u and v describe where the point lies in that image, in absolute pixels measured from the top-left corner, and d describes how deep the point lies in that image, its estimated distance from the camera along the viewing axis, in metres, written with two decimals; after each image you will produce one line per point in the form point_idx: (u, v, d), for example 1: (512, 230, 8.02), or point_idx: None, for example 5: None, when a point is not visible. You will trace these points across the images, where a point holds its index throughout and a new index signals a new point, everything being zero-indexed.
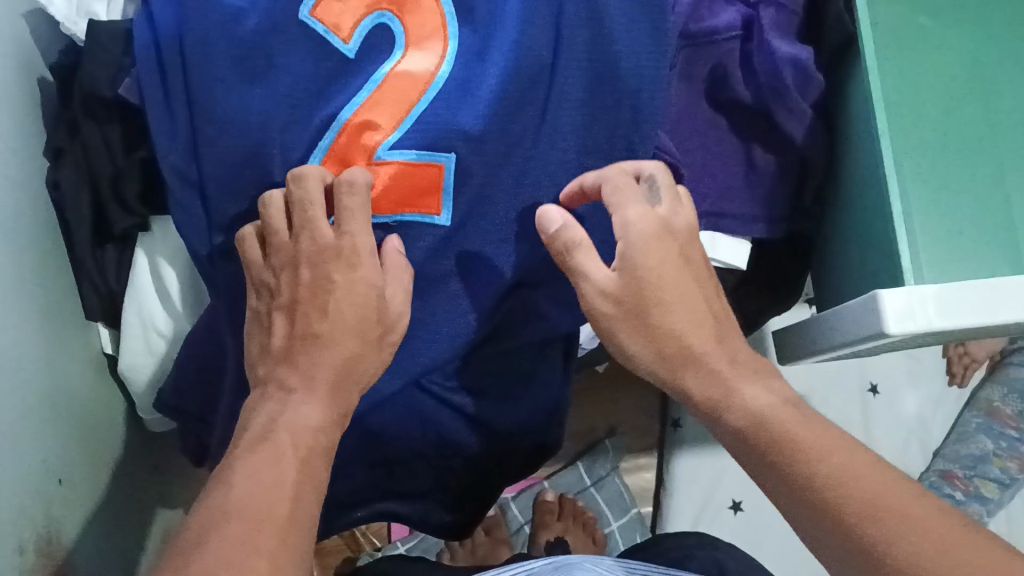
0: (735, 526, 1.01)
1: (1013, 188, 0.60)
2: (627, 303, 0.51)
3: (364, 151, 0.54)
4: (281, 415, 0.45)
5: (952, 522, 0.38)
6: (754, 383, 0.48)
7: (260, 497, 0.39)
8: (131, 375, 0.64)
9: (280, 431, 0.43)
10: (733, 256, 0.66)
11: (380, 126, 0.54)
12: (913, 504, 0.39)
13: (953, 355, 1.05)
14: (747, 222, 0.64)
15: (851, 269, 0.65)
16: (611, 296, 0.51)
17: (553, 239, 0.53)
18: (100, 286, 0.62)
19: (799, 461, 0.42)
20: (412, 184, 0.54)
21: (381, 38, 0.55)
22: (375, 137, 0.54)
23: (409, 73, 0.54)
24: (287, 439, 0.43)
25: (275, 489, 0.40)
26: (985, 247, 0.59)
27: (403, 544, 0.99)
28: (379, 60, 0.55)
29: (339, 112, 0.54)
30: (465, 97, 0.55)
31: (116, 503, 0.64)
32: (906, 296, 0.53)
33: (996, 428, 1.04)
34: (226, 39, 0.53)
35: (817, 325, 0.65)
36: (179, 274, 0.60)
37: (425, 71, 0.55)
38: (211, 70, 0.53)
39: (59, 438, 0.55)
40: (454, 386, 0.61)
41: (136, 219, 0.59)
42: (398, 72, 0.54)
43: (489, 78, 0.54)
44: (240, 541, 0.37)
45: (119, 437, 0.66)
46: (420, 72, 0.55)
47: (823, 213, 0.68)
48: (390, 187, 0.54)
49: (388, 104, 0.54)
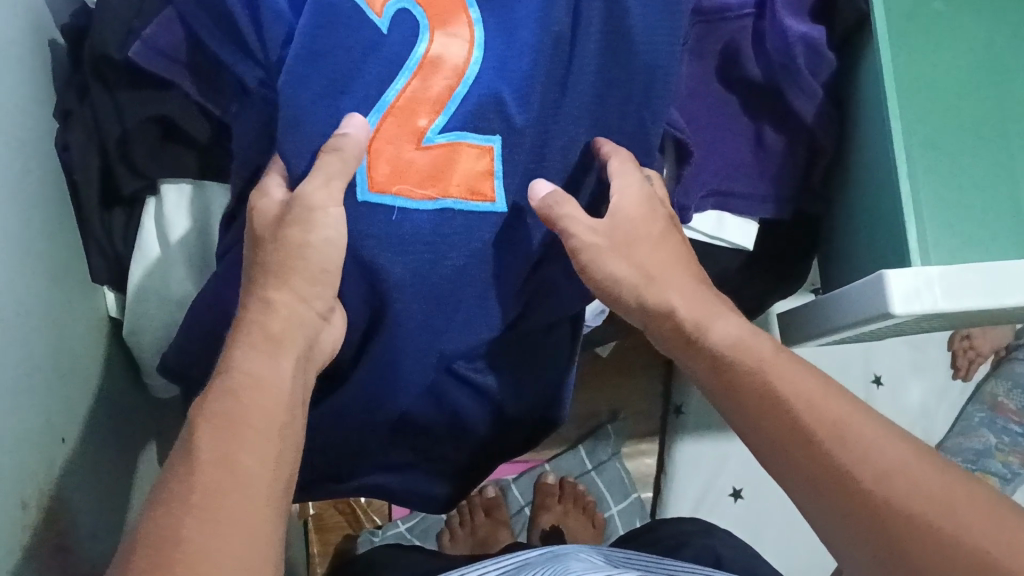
0: (735, 514, 1.01)
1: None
2: (614, 236, 0.52)
3: (414, 135, 0.52)
4: (249, 341, 0.44)
5: (936, 465, 0.37)
6: (737, 321, 0.48)
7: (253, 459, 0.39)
8: (135, 340, 0.64)
9: (246, 363, 0.43)
10: (740, 236, 0.67)
11: (423, 109, 0.52)
12: (887, 441, 0.38)
13: (957, 348, 1.05)
14: (755, 202, 0.65)
15: (857, 252, 0.65)
16: (599, 232, 0.52)
17: (539, 197, 0.52)
18: (108, 250, 0.63)
19: (773, 401, 0.42)
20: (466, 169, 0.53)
21: (404, 23, 0.53)
22: (421, 121, 0.52)
23: (441, 59, 0.53)
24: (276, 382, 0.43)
25: (254, 431, 0.40)
26: (993, 233, 0.59)
27: (404, 523, 0.99)
28: (410, 44, 0.52)
29: (384, 92, 0.52)
30: (502, 78, 0.53)
31: (119, 468, 0.64)
32: (913, 277, 0.53)
33: (999, 422, 1.05)
34: (316, 72, 0.50)
35: (821, 308, 0.65)
36: (186, 238, 0.61)
37: (457, 58, 0.53)
38: (298, 96, 0.50)
39: (61, 397, 0.55)
40: (478, 366, 0.61)
41: (143, 181, 0.59)
42: (432, 57, 0.53)
43: (522, 56, 0.53)
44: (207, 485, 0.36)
45: (123, 403, 0.67)
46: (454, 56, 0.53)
47: (830, 196, 0.68)
48: (451, 170, 0.53)
49: (427, 92, 0.52)
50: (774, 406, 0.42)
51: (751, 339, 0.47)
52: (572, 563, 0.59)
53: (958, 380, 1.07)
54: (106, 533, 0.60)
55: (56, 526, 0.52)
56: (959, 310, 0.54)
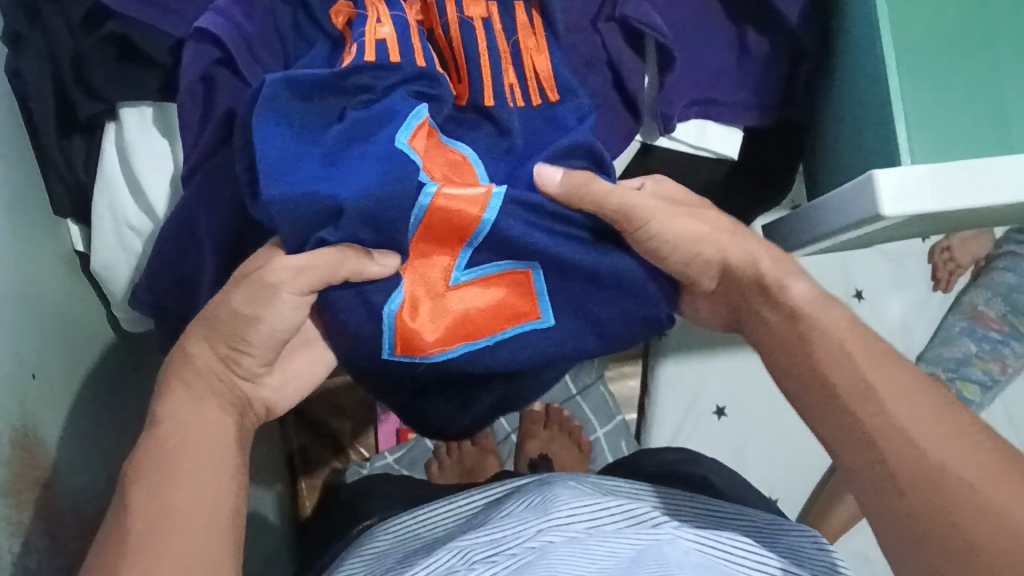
0: (720, 430, 1.02)
1: (1008, 72, 0.57)
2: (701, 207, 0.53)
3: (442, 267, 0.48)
4: (187, 384, 0.46)
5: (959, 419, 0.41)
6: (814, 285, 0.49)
7: (197, 503, 0.42)
8: (106, 274, 0.61)
9: (179, 411, 0.45)
10: (724, 145, 0.65)
11: (465, 202, 0.45)
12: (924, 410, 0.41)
13: (938, 261, 1.06)
14: (738, 110, 0.63)
15: (842, 157, 0.64)
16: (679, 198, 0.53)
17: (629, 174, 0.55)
18: (67, 175, 0.59)
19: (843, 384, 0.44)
20: (500, 308, 0.50)
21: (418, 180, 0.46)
22: (467, 211, 0.45)
23: (453, 196, 0.45)
24: (213, 417, 0.46)
25: (191, 475, 0.43)
26: (972, 131, 0.56)
27: (391, 455, 0.99)
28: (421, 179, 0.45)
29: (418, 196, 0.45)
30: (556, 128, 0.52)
31: (100, 404, 0.63)
32: (901, 177, 0.52)
33: (980, 331, 1.04)
34: (313, 177, 0.43)
35: (808, 215, 0.64)
36: (150, 166, 0.58)
37: (470, 209, 0.45)
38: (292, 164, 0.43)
39: (32, 334, 0.53)
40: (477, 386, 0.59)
41: (103, 106, 0.55)
42: (442, 195, 0.45)
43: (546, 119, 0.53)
44: (143, 531, 0.40)
45: (99, 339, 0.65)
46: (484, 188, 0.46)
47: (815, 102, 0.67)
48: (482, 318, 0.50)
49: (456, 199, 0.45)
50: (815, 364, 0.46)
51: (822, 301, 0.48)
52: (560, 494, 0.58)
53: (938, 291, 1.08)
54: (92, 469, 0.59)
55: (34, 465, 0.51)
56: (946, 211, 0.53)
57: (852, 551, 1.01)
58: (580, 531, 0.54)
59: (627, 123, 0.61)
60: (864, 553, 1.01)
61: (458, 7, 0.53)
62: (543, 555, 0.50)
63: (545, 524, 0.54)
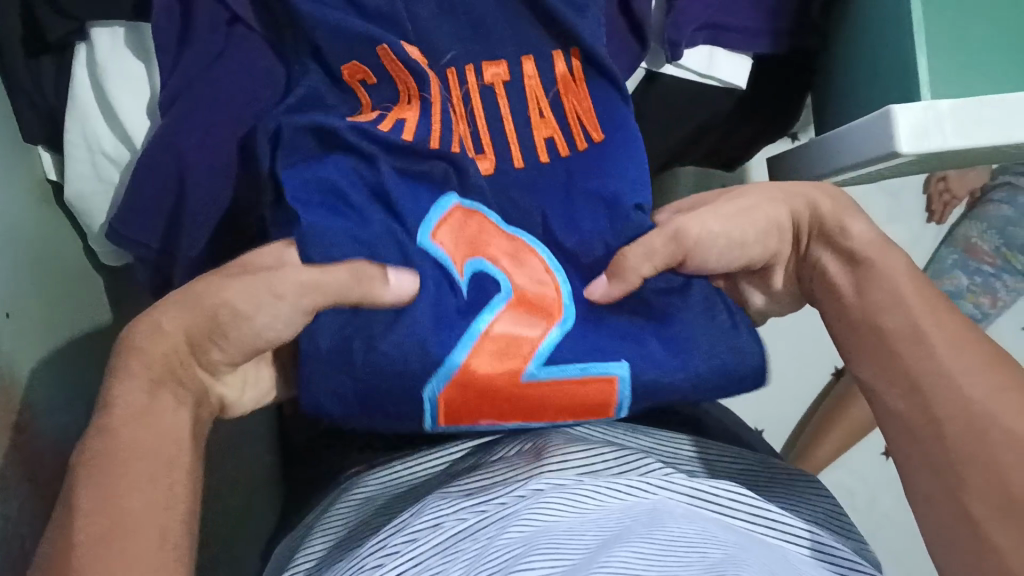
0: None
1: None
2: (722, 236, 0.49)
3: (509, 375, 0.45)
4: (132, 376, 0.37)
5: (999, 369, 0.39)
6: (873, 224, 0.47)
7: (157, 504, 0.34)
8: (82, 205, 0.58)
9: (151, 354, 0.38)
10: (733, 74, 0.61)
11: (514, 351, 0.45)
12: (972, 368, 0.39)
13: (933, 192, 1.04)
14: (748, 36, 0.60)
15: (855, 90, 0.61)
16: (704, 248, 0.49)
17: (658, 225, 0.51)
18: (38, 102, 0.55)
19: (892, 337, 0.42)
20: (578, 401, 0.47)
21: (480, 287, 0.46)
22: (519, 359, 0.45)
23: (509, 333, 0.45)
24: (168, 416, 0.37)
25: (143, 466, 0.35)
26: (992, 56, 0.53)
27: None
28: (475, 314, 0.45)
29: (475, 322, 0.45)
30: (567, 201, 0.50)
31: (78, 341, 0.60)
32: (921, 112, 0.50)
33: (972, 265, 1.02)
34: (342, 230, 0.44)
35: (821, 150, 0.61)
36: (125, 91, 0.54)
37: (531, 337, 0.46)
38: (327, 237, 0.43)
39: (3, 268, 0.50)
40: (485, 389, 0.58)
41: (72, 24, 0.51)
42: (493, 333, 0.45)
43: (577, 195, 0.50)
44: (85, 549, 0.32)
45: (75, 271, 0.62)
46: (542, 328, 0.46)
47: (828, 28, 0.63)
48: (547, 405, 0.47)
49: (488, 355, 0.45)
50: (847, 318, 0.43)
51: (885, 245, 0.46)
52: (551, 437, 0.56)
53: (932, 223, 1.07)
54: (70, 410, 0.56)
55: (8, 405, 0.48)
56: (966, 149, 0.50)
57: (834, 483, 1.01)
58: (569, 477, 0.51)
59: (632, 49, 0.58)
60: (846, 484, 1.01)
61: (480, 75, 0.52)
62: (524, 502, 0.48)
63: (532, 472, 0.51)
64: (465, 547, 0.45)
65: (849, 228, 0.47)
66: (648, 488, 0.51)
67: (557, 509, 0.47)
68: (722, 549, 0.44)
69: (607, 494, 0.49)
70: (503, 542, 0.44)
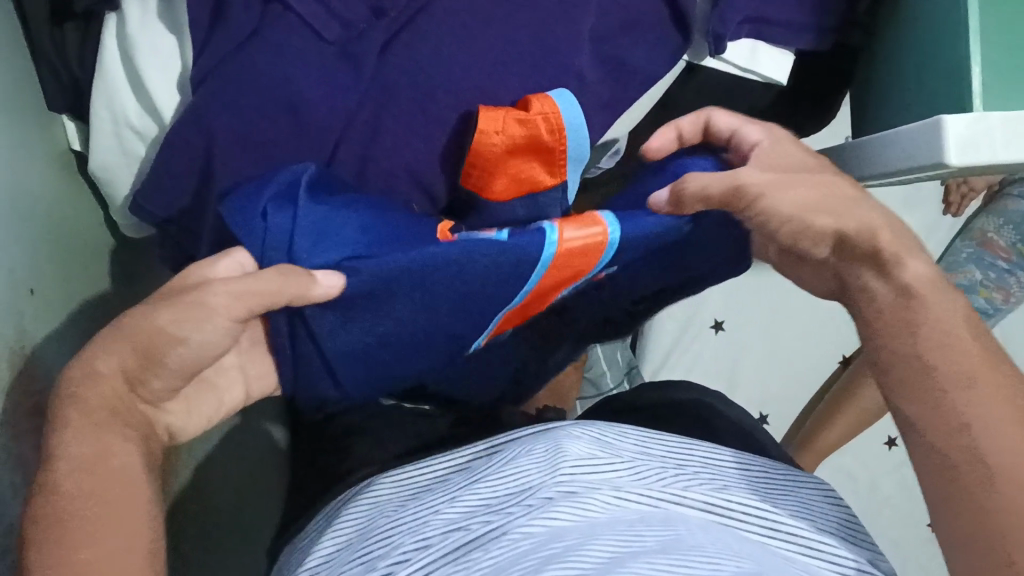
0: (717, 345, 1.01)
1: None
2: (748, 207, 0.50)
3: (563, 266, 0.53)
4: (74, 423, 0.40)
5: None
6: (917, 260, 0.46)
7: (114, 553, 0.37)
8: (106, 178, 0.57)
9: (75, 449, 0.39)
10: (773, 70, 0.60)
11: (576, 244, 0.51)
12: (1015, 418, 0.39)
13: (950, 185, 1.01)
14: (792, 31, 0.58)
15: (899, 89, 0.59)
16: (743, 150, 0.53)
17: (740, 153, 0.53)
18: (63, 73, 0.54)
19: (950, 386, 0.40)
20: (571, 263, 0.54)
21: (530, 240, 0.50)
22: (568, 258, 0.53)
23: (574, 247, 0.51)
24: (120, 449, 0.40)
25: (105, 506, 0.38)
26: None
27: None
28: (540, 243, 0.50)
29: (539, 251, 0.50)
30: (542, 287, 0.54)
31: (98, 313, 0.59)
32: (971, 123, 0.48)
33: (987, 259, 0.98)
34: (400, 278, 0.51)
35: (867, 150, 0.59)
36: (149, 65, 0.52)
37: (593, 239, 0.51)
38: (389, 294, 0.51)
39: (25, 244, 0.50)
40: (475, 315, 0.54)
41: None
42: (566, 248, 0.51)
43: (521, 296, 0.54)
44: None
45: (94, 242, 0.61)
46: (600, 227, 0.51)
47: (875, 24, 0.61)
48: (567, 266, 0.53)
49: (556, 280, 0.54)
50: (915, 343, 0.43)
51: (934, 286, 0.45)
52: (563, 438, 0.53)
53: (949, 215, 1.06)
54: None
55: (30, 386, 0.48)
56: (1014, 162, 0.49)
57: (837, 469, 1.00)
58: (584, 483, 0.49)
59: (675, 40, 0.57)
60: (848, 471, 1.00)
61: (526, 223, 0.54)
62: (537, 511, 0.45)
63: (545, 476, 0.49)
64: (476, 556, 0.43)
65: (906, 261, 0.46)
66: (661, 499, 0.49)
67: (567, 517, 0.45)
68: (733, 561, 0.41)
69: (621, 505, 0.47)
70: (510, 550, 0.42)
